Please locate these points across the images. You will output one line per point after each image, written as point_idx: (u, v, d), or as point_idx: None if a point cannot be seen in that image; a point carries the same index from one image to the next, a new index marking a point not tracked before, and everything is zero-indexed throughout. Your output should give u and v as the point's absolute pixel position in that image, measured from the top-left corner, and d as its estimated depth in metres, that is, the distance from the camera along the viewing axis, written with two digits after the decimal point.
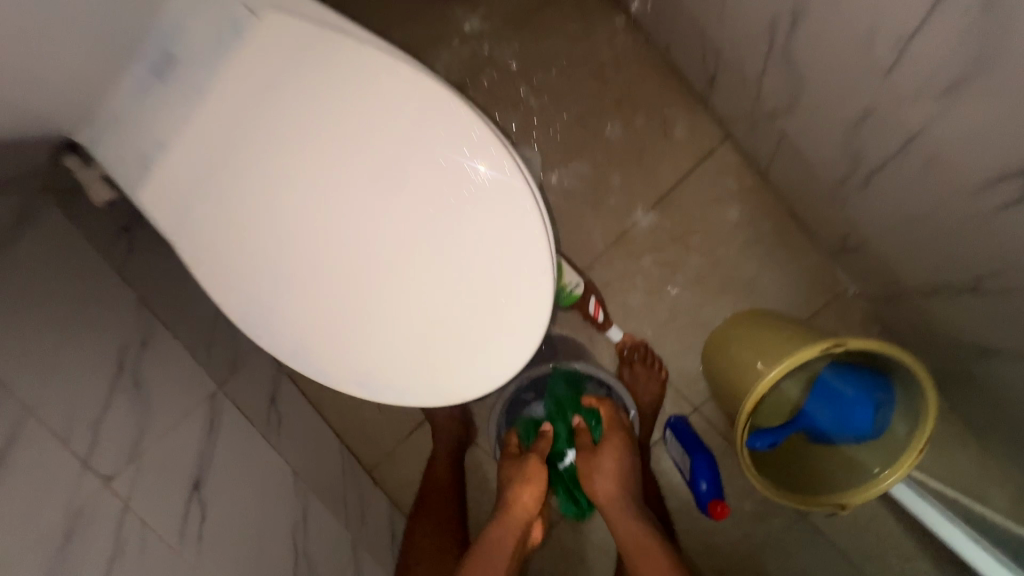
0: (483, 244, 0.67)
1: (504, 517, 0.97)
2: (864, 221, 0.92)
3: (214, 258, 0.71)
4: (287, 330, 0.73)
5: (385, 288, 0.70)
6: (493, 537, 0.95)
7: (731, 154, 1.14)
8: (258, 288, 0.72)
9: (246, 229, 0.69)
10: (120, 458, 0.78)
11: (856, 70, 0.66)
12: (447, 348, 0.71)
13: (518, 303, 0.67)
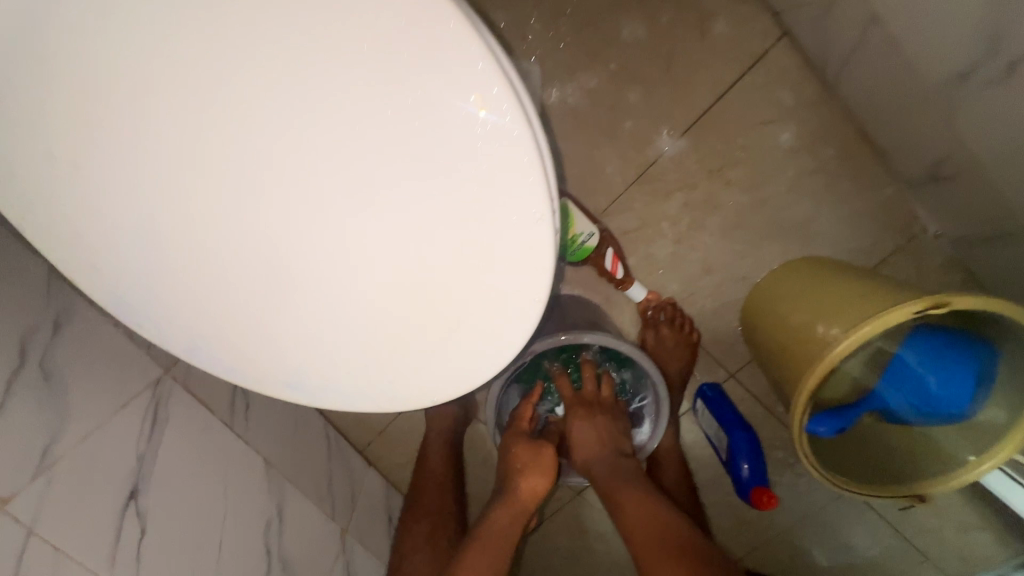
0: (449, 205, 0.47)
1: (503, 505, 0.86)
2: (979, 136, 0.68)
3: (77, 226, 0.51)
4: (183, 316, 0.56)
5: (317, 265, 0.51)
6: (490, 529, 0.83)
7: (789, 58, 0.88)
8: (133, 260, 0.53)
9: (102, 181, 0.49)
10: (22, 473, 0.63)
11: None
12: (412, 335, 0.53)
13: (499, 290, 0.50)
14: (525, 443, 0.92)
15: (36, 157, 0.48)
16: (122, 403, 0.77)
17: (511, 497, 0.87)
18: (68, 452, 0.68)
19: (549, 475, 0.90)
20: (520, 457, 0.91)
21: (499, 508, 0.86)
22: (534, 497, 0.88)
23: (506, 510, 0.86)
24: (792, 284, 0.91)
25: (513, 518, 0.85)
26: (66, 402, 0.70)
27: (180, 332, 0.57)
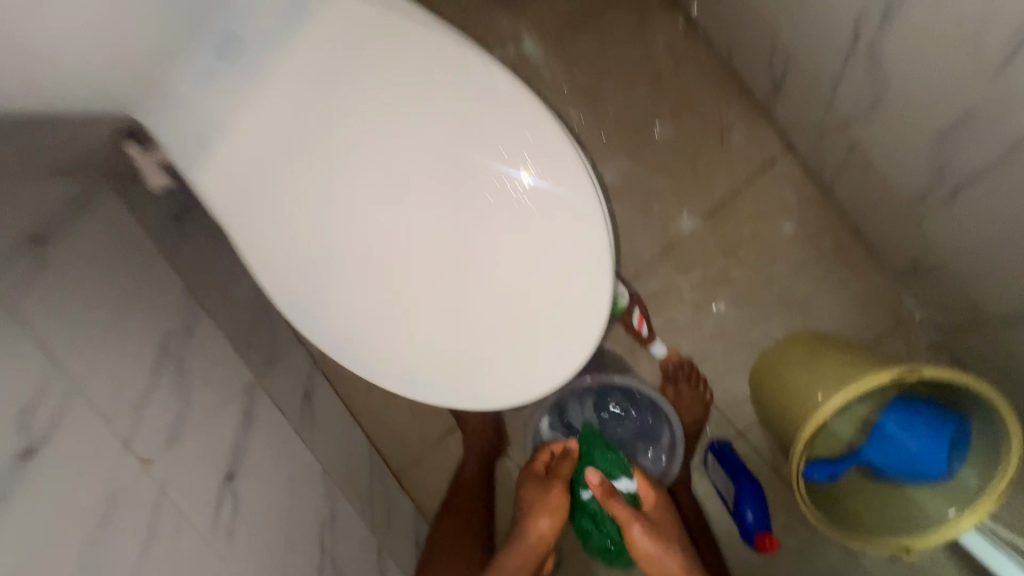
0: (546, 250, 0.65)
1: (518, 543, 0.93)
2: (940, 239, 0.85)
3: (267, 246, 0.69)
4: (332, 322, 0.72)
5: (440, 286, 0.68)
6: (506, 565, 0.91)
7: (792, 167, 1.09)
8: (305, 277, 0.70)
9: (300, 216, 0.68)
10: (160, 442, 0.78)
11: (949, 73, 0.59)
12: (501, 341, 0.69)
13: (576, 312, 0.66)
14: (539, 485, 0.98)
15: (244, 190, 0.68)
16: (226, 400, 0.92)
17: (524, 537, 0.93)
18: (189, 433, 0.83)
19: (557, 515, 0.94)
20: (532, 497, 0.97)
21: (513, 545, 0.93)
22: (546, 537, 0.94)
23: (519, 549, 0.92)
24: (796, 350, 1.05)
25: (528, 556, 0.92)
26: (190, 393, 0.87)
27: (326, 335, 0.72)
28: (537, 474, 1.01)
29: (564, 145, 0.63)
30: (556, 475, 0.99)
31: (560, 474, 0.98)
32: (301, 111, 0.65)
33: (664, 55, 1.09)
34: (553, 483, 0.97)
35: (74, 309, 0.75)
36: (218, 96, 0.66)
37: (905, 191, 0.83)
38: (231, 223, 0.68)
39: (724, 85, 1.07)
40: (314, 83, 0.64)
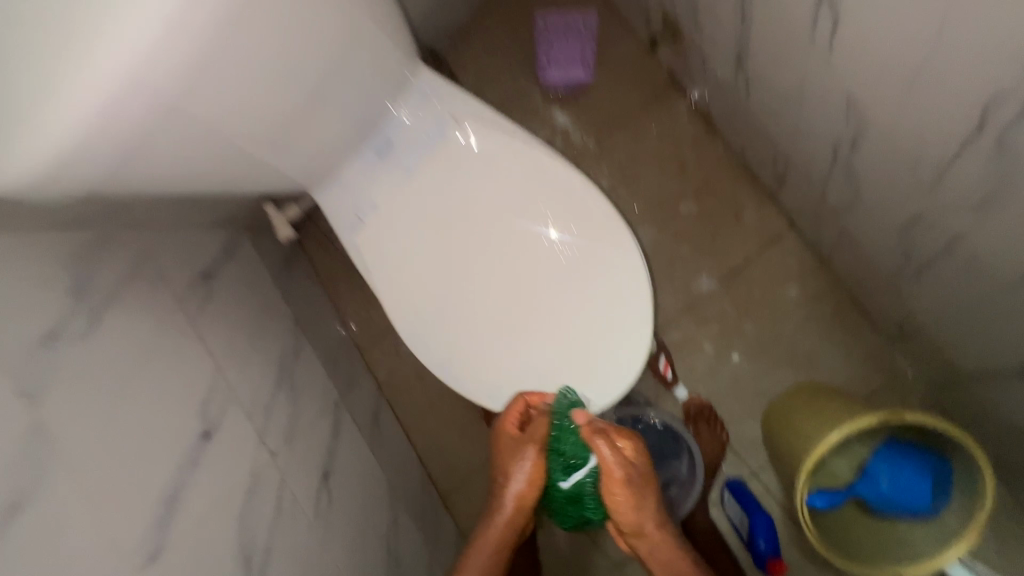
0: (607, 305, 0.84)
1: (485, 528, 0.77)
2: (919, 307, 1.02)
3: (394, 287, 0.90)
4: (437, 348, 0.89)
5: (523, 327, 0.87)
6: (480, 543, 0.77)
7: (796, 242, 1.29)
8: (420, 312, 0.89)
9: (422, 267, 0.88)
10: (281, 439, 0.98)
11: (901, 188, 0.79)
12: (571, 365, 0.85)
13: (627, 354, 0.84)
14: (508, 457, 0.77)
15: (378, 241, 0.88)
16: (321, 413, 1.12)
17: (495, 518, 0.77)
18: (298, 436, 1.03)
19: (535, 480, 0.75)
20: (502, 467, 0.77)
21: (484, 533, 0.77)
22: (524, 502, 0.76)
23: (488, 534, 0.77)
24: (800, 398, 1.22)
25: (504, 532, 0.77)
26: (297, 404, 1.07)
27: (430, 358, 0.89)
28: (507, 441, 0.78)
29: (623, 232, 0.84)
30: (528, 439, 0.76)
31: (538, 431, 0.76)
32: (429, 187, 0.87)
33: (687, 147, 1.28)
34: (525, 440, 0.76)
35: (225, 332, 0.97)
36: (371, 182, 0.87)
37: (884, 268, 1.02)
38: (370, 269, 0.89)
39: (739, 174, 1.28)
40: (443, 176, 0.86)
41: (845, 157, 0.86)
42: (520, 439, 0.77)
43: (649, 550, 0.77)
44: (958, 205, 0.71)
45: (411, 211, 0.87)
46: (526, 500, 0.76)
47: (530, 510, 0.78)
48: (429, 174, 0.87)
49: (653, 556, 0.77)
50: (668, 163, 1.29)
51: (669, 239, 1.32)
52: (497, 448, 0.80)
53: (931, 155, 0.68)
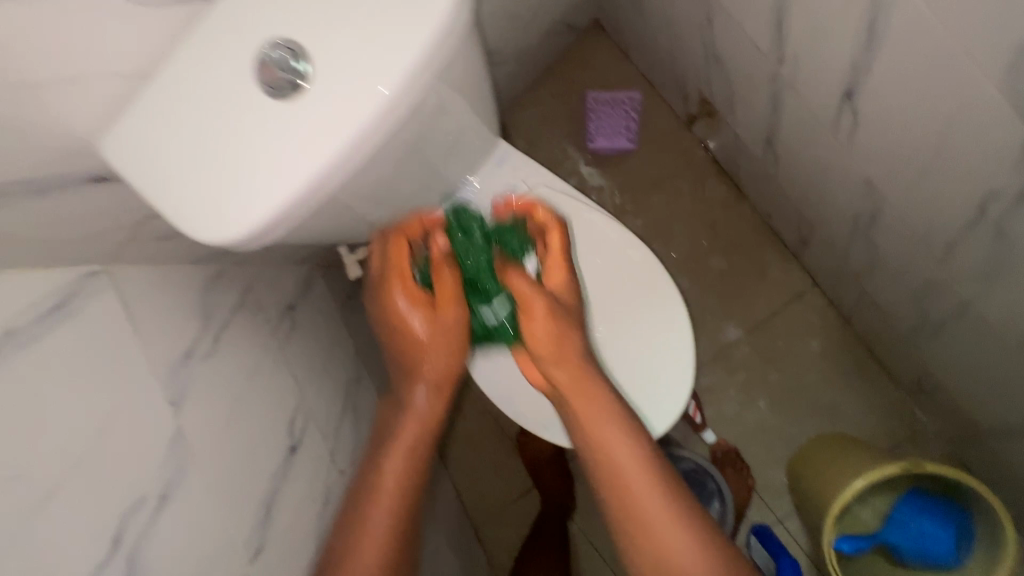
0: (652, 358, 0.92)
1: (405, 389, 0.84)
2: (936, 365, 1.11)
3: None
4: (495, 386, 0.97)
5: None
6: (392, 416, 0.83)
7: (819, 299, 1.39)
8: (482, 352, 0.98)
9: None
10: (346, 460, 1.07)
11: (916, 258, 0.90)
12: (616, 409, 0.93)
13: (668, 403, 0.91)
14: (405, 313, 0.83)
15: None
16: None
17: (411, 373, 0.84)
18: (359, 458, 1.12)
19: (449, 299, 0.81)
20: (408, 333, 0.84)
21: (400, 402, 0.84)
22: (422, 347, 0.83)
23: (405, 398, 0.83)
24: (825, 447, 1.29)
25: (428, 404, 0.82)
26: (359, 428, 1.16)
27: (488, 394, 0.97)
28: (400, 302, 0.82)
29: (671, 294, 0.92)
30: (416, 300, 0.82)
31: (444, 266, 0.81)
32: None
33: (717, 210, 1.40)
34: (422, 308, 0.82)
35: (303, 359, 1.08)
36: None
37: (902, 327, 1.12)
38: None
39: (765, 234, 1.39)
40: None
41: (865, 227, 0.97)
42: (384, 290, 0.83)
43: (583, 417, 0.77)
44: (965, 275, 0.82)
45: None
46: (422, 343, 0.83)
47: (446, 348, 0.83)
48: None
49: (582, 431, 0.77)
50: (699, 222, 1.41)
51: (699, 290, 1.42)
52: (396, 316, 0.84)
53: (941, 232, 0.79)
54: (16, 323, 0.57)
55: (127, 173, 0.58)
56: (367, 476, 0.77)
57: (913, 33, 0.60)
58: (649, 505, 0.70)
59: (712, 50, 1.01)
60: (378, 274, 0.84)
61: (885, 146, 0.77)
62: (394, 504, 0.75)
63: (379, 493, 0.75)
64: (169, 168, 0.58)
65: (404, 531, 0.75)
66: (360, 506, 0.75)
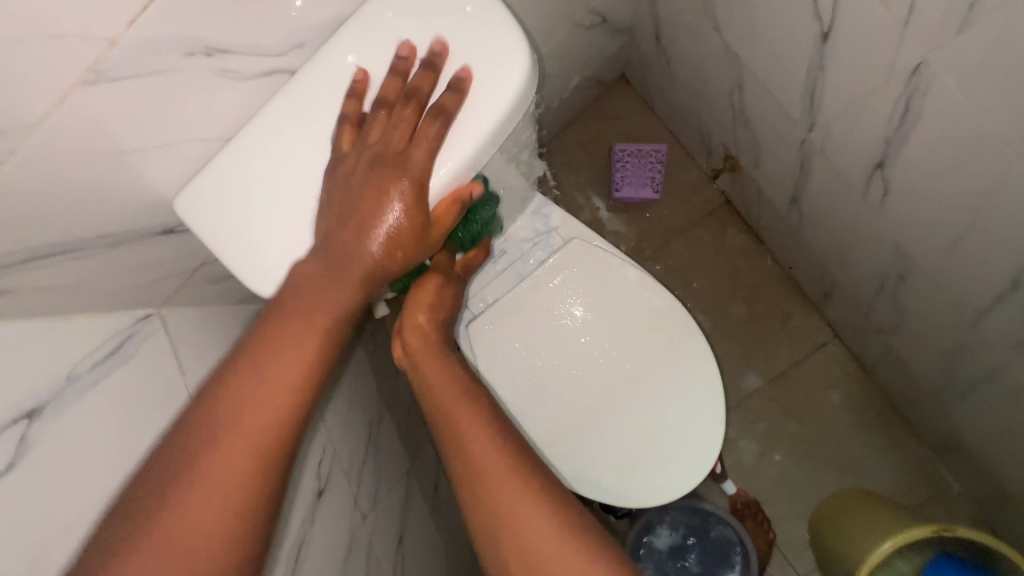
0: (683, 411, 0.92)
1: (341, 259, 0.60)
2: (962, 424, 1.11)
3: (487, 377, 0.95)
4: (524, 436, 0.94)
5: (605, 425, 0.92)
6: (313, 285, 0.60)
7: (840, 350, 1.39)
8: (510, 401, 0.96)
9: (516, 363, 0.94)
10: (367, 503, 1.06)
11: (946, 320, 0.91)
12: (646, 462, 0.92)
13: (697, 456, 0.91)
14: (387, 168, 0.59)
15: (488, 336, 0.93)
16: (397, 478, 1.20)
17: (353, 244, 0.60)
18: (379, 500, 1.10)
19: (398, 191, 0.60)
20: (375, 194, 0.59)
21: (330, 272, 0.60)
22: (398, 245, 0.61)
23: (339, 273, 0.61)
24: (848, 501, 1.26)
25: (351, 288, 0.61)
26: (379, 469, 1.15)
27: None
28: (393, 158, 0.60)
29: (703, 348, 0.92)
30: (420, 177, 0.59)
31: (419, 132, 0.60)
32: (539, 292, 0.93)
33: (738, 258, 1.42)
34: (414, 178, 0.59)
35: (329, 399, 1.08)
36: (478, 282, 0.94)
37: (928, 385, 1.12)
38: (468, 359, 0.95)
39: (785, 285, 1.41)
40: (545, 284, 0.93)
41: (893, 287, 0.98)
42: (390, 139, 0.60)
43: (433, 392, 0.66)
44: (997, 339, 0.83)
45: (520, 313, 0.93)
46: (403, 241, 0.61)
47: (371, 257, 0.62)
48: (539, 280, 0.93)
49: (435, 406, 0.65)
50: (720, 270, 1.42)
51: (720, 338, 1.43)
52: (367, 159, 0.60)
53: (974, 298, 0.81)
54: (83, 368, 0.59)
55: (200, 223, 0.63)
56: (240, 377, 0.56)
57: (946, 116, 0.63)
58: (506, 495, 0.56)
59: (741, 111, 1.04)
60: (381, 106, 0.61)
61: (917, 215, 0.79)
62: (259, 431, 0.54)
63: (248, 407, 0.54)
64: (244, 213, 0.63)
65: (274, 463, 0.54)
66: (210, 425, 0.53)
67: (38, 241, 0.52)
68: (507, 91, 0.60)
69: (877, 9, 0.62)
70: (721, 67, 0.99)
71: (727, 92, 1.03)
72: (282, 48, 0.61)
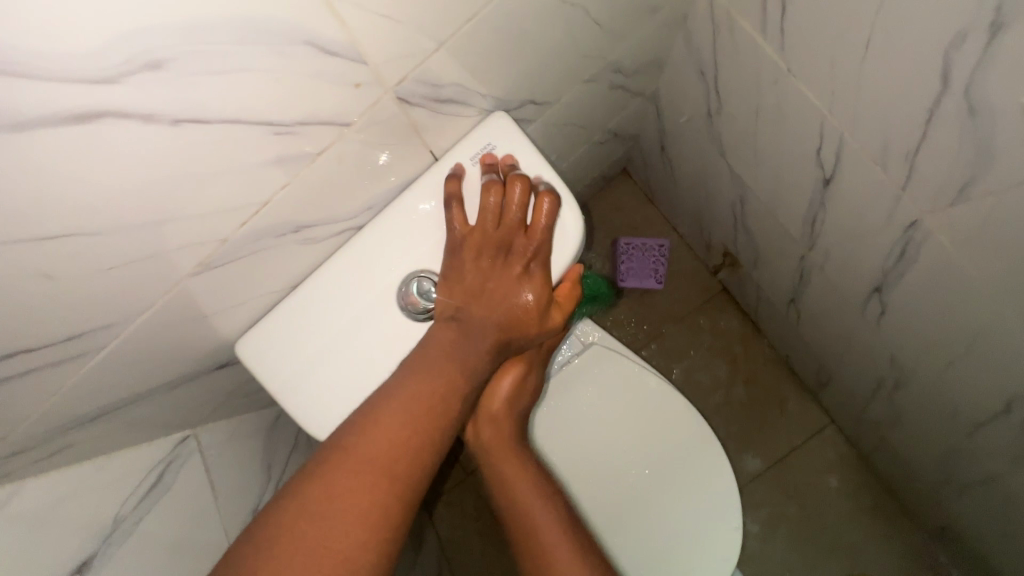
0: (699, 515, 0.93)
1: (469, 331, 0.63)
2: (960, 518, 1.14)
3: None
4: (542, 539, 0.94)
5: (623, 527, 0.93)
6: (441, 354, 0.61)
7: (837, 435, 1.42)
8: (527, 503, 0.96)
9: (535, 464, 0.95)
10: None
11: (944, 425, 0.95)
12: (664, 567, 0.92)
13: (714, 563, 0.92)
14: (510, 254, 0.63)
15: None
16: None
17: (484, 318, 0.63)
18: None
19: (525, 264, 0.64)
20: (500, 277, 0.63)
21: (460, 338, 0.62)
22: (520, 319, 0.64)
23: (465, 340, 0.62)
24: None
25: (481, 353, 0.63)
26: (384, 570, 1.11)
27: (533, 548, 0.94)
28: (513, 244, 0.63)
29: (717, 452, 0.95)
30: (537, 259, 0.64)
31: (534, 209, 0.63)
32: (564, 390, 0.96)
33: (737, 344, 1.47)
34: (532, 261, 0.63)
35: None
36: None
37: (927, 479, 1.16)
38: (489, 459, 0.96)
39: (781, 370, 1.46)
40: (564, 383, 0.96)
41: (891, 389, 1.03)
42: (508, 224, 0.62)
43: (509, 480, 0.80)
44: (996, 449, 0.87)
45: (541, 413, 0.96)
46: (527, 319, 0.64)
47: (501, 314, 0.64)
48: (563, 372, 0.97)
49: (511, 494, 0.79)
50: (721, 354, 1.47)
51: (723, 420, 1.45)
52: (490, 243, 0.63)
53: (972, 411, 0.86)
54: (124, 512, 0.60)
55: (260, 366, 0.63)
56: (378, 422, 0.56)
57: (939, 264, 0.70)
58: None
59: (742, 220, 1.12)
60: (495, 191, 0.62)
61: (916, 335, 0.84)
62: (392, 474, 0.54)
63: (385, 447, 0.55)
64: (307, 363, 0.63)
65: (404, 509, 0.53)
66: (355, 460, 0.53)
67: (94, 406, 0.55)
68: (568, 234, 0.65)
69: (875, 174, 0.69)
70: (726, 184, 1.07)
71: (729, 203, 1.11)
72: (353, 212, 0.62)
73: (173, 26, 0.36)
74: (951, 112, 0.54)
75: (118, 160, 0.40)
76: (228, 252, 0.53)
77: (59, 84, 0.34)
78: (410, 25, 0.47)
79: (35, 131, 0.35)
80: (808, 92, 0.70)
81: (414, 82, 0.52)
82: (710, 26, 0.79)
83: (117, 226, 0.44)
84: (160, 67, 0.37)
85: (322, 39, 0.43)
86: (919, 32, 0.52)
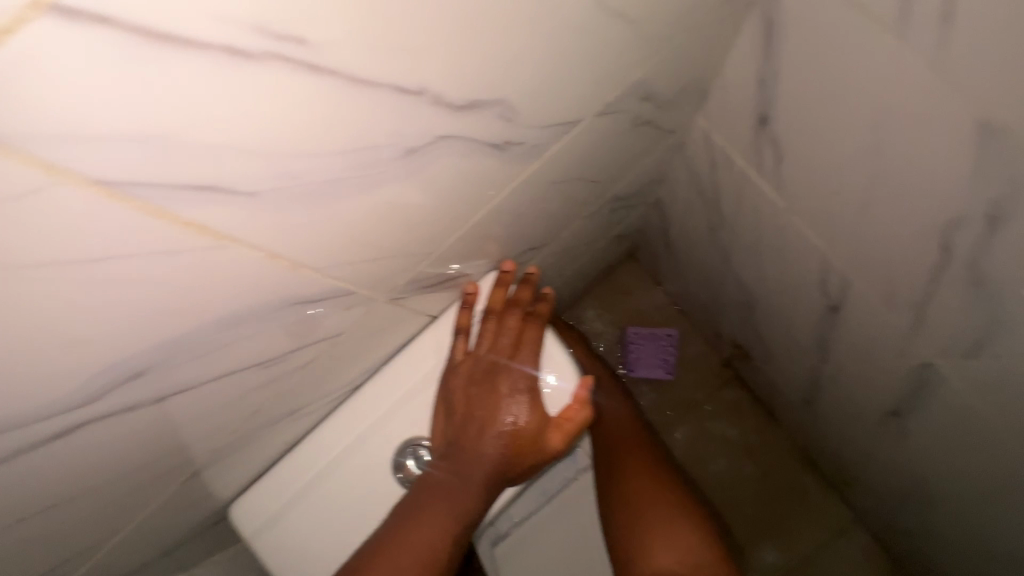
0: None
1: (466, 458, 0.57)
2: None
3: None
4: None
5: None
6: (436, 487, 0.56)
7: (866, 536, 1.33)
8: None
9: None
10: None
11: (978, 551, 0.90)
12: None
13: None
14: (505, 373, 0.58)
15: (522, 558, 0.82)
16: None
17: (481, 437, 0.57)
18: None
19: (523, 381, 0.58)
20: (496, 394, 0.58)
21: (457, 470, 0.56)
22: (517, 445, 0.57)
23: (462, 470, 0.56)
24: None
25: (476, 491, 0.56)
26: None
27: None
28: (508, 365, 0.59)
29: None
30: (535, 377, 0.59)
31: (534, 334, 0.60)
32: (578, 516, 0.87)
33: (752, 434, 1.41)
34: (530, 380, 0.58)
35: None
36: None
37: None
38: None
39: (800, 462, 1.39)
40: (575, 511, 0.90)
41: (918, 507, 0.97)
42: (502, 347, 0.60)
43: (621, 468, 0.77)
44: None
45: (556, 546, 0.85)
46: (523, 442, 0.57)
47: (500, 428, 0.57)
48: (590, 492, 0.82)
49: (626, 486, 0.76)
50: (734, 440, 1.41)
51: (740, 507, 1.37)
52: (484, 364, 0.59)
53: (1016, 545, 0.80)
54: None
55: (249, 535, 0.60)
56: None
57: (957, 405, 0.67)
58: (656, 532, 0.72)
59: (750, 319, 1.10)
60: (491, 318, 0.60)
61: (942, 463, 0.80)
62: None
63: None
64: (299, 534, 0.59)
65: None
66: None
67: None
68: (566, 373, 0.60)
69: (885, 314, 0.67)
70: (732, 287, 1.05)
71: (737, 303, 1.09)
72: (351, 380, 0.59)
73: (153, 344, 0.33)
74: (955, 277, 0.53)
75: (98, 446, 0.37)
76: (213, 456, 0.50)
77: (23, 430, 0.31)
78: (404, 247, 0.43)
79: (9, 462, 0.32)
80: (808, 228, 0.69)
81: (406, 285, 0.49)
82: (707, 156, 0.80)
83: (94, 484, 0.40)
84: (145, 371, 0.34)
85: (307, 294, 0.40)
86: (916, 214, 0.52)
